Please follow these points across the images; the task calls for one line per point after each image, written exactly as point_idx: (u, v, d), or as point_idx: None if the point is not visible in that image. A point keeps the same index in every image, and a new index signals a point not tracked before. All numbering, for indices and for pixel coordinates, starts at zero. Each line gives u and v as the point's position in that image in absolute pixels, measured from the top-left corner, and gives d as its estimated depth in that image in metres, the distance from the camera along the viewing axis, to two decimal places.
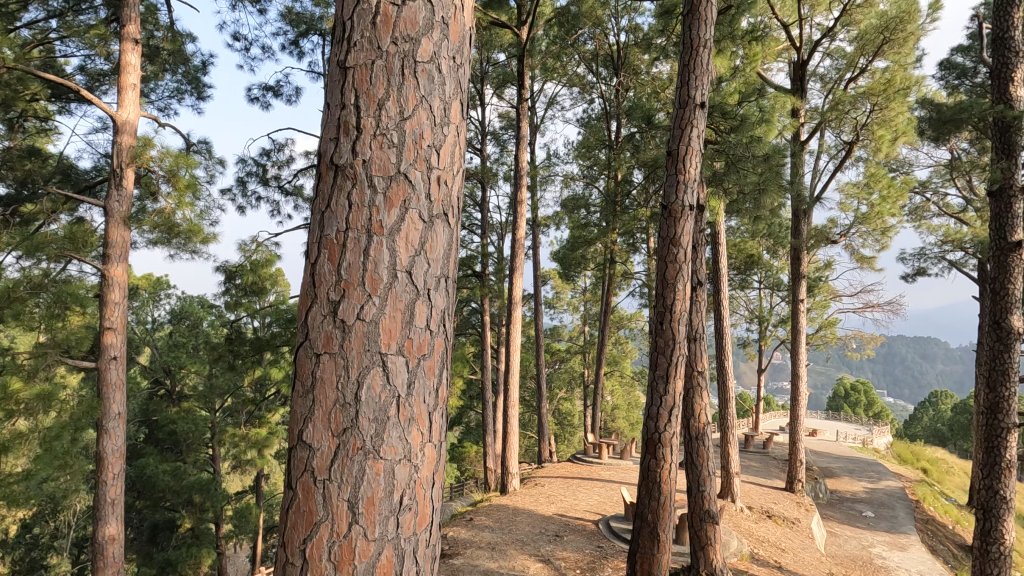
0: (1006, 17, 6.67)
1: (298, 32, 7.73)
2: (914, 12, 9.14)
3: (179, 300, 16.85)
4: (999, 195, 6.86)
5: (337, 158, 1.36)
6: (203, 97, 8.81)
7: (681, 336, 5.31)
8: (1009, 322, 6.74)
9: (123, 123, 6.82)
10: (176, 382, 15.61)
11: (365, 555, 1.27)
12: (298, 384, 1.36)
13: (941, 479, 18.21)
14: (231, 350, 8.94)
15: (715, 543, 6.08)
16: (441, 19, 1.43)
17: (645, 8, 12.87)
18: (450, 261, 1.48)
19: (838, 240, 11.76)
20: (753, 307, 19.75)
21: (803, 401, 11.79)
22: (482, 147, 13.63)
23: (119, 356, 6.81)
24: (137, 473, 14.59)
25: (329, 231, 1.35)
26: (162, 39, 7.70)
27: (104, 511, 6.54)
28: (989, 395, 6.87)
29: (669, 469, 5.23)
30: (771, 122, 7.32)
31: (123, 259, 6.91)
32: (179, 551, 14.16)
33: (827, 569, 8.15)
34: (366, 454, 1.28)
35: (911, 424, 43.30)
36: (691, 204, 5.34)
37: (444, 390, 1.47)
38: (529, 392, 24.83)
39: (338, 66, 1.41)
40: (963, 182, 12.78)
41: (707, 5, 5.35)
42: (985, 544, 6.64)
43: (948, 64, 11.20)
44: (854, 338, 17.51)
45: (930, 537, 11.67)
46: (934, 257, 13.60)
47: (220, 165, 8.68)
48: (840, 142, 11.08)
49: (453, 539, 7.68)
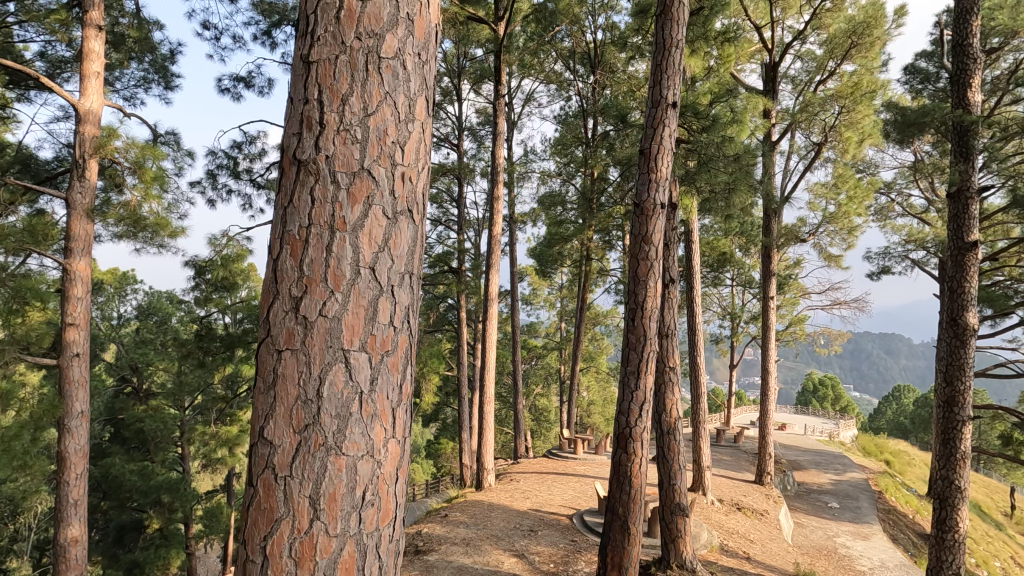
0: (965, 25, 6.86)
1: (271, 22, 7.52)
2: (881, 17, 9.41)
3: (147, 295, 16.48)
4: (957, 197, 7.14)
5: (300, 153, 1.36)
6: (172, 87, 8.54)
7: (652, 332, 5.38)
8: (965, 318, 7.03)
9: (86, 113, 6.58)
10: (143, 380, 15.17)
11: (327, 551, 1.27)
12: (260, 381, 1.36)
13: (903, 470, 18.92)
14: (201, 347, 8.75)
15: (686, 536, 6.20)
16: (406, 17, 1.43)
17: (622, 7, 12.93)
18: (415, 258, 1.48)
19: (807, 239, 12.10)
20: (726, 304, 20.28)
21: (773, 395, 12.05)
22: (458, 142, 13.62)
23: (82, 353, 6.59)
24: (102, 474, 14.12)
25: (291, 227, 1.34)
26: (128, 27, 7.50)
27: (66, 512, 6.33)
28: (946, 389, 7.14)
29: (639, 463, 5.30)
30: (743, 122, 7.33)
31: (86, 253, 6.68)
32: (146, 552, 13.78)
33: (793, 558, 8.36)
34: (328, 450, 1.28)
35: (875, 417, 44.75)
36: (662, 203, 5.42)
37: (409, 386, 1.47)
38: (507, 389, 24.96)
39: (302, 60, 1.40)
40: (925, 183, 13.20)
41: (679, 5, 5.41)
42: (941, 533, 6.85)
43: (912, 68, 11.53)
44: (823, 334, 17.98)
45: (891, 526, 12.10)
46: (898, 256, 14.05)
47: (188, 156, 8.46)
48: (809, 143, 11.39)
49: (427, 536, 7.67)
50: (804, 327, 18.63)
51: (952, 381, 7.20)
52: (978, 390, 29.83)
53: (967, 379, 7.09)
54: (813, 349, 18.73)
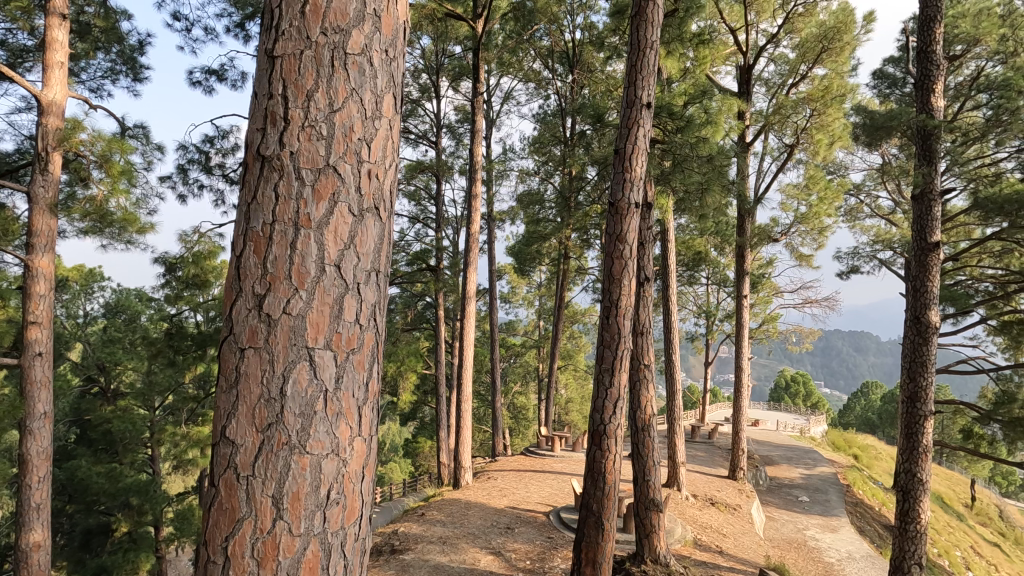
0: (929, 32, 7.07)
1: (244, 15, 7.36)
2: (850, 23, 9.63)
3: (114, 292, 16.06)
4: (921, 199, 7.37)
5: (264, 148, 1.34)
6: (141, 79, 8.31)
7: (626, 330, 5.44)
8: (928, 317, 7.26)
9: (49, 104, 6.36)
10: (112, 379, 14.75)
11: (289, 550, 1.26)
12: (222, 379, 1.34)
13: (869, 464, 19.51)
14: (171, 346, 8.55)
15: (659, 531, 6.28)
16: (373, 13, 1.42)
17: (600, 7, 13.01)
18: (382, 256, 1.48)
19: (779, 238, 12.37)
20: (701, 302, 20.58)
21: (746, 391, 12.26)
22: (437, 140, 13.55)
23: (46, 352, 6.37)
24: (68, 477, 13.67)
25: (255, 224, 1.33)
26: (94, 16, 7.27)
27: (28, 516, 6.14)
28: (910, 385, 7.34)
29: (614, 459, 5.36)
30: (717, 124, 7.48)
31: (49, 249, 6.46)
32: (114, 556, 13.27)
33: (764, 551, 8.55)
34: (291, 449, 1.27)
35: (845, 413, 45.95)
36: (637, 202, 5.47)
37: (375, 384, 1.47)
38: (485, 387, 24.94)
39: (266, 54, 1.39)
40: (892, 185, 13.57)
41: (654, 7, 5.47)
42: (904, 524, 7.07)
43: (881, 74, 11.90)
44: (794, 332, 18.40)
45: (859, 518, 12.45)
46: (867, 256, 14.39)
47: (158, 150, 8.26)
48: (782, 146, 11.65)
49: (403, 535, 7.63)
50: (777, 325, 19.05)
51: (915, 377, 7.41)
52: (941, 386, 30.91)
53: (929, 375, 7.32)
54: (785, 346, 19.13)
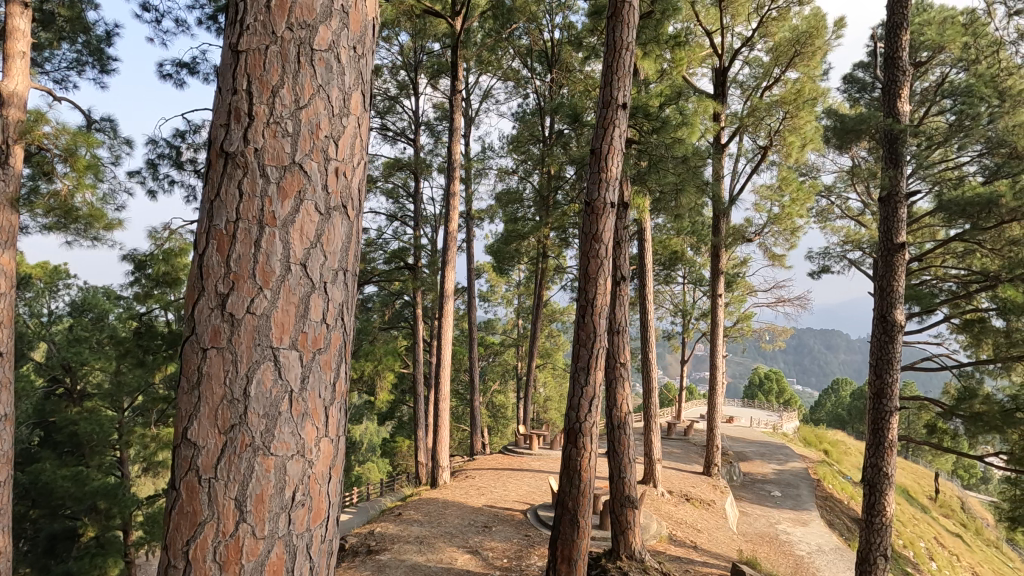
0: (896, 39, 7.24)
1: (215, 7, 7.19)
2: (821, 28, 9.84)
3: (81, 291, 15.62)
4: (887, 201, 7.57)
5: (227, 145, 1.31)
6: (108, 71, 8.08)
7: (601, 329, 5.48)
8: (894, 315, 7.46)
9: (9, 95, 6.14)
10: (78, 380, 14.30)
11: (253, 553, 1.24)
12: (184, 380, 1.31)
13: (838, 459, 20.02)
14: (140, 345, 8.32)
15: (634, 527, 6.33)
16: (341, 8, 1.40)
17: (579, 7, 13.09)
18: (350, 254, 1.46)
19: (753, 238, 12.63)
20: (677, 301, 20.86)
21: (721, 389, 12.45)
22: (415, 137, 13.47)
23: (6, 352, 6.09)
24: (31, 480, 13.18)
25: (218, 222, 1.30)
26: (58, 6, 7.05)
27: None
28: (877, 381, 7.51)
29: (589, 457, 5.40)
30: (693, 125, 7.57)
31: (9, 246, 6.13)
32: (80, 561, 12.84)
33: (737, 546, 8.70)
34: (255, 450, 1.25)
35: (816, 409, 47.00)
36: (612, 202, 5.49)
37: (342, 384, 1.45)
38: (462, 385, 24.88)
39: (230, 49, 1.36)
40: (862, 187, 13.91)
41: (629, 9, 5.52)
42: (870, 517, 7.27)
43: (851, 78, 12.20)
44: (767, 330, 18.76)
45: (828, 512, 12.78)
46: (837, 256, 14.71)
47: (126, 145, 8.03)
48: (755, 147, 11.84)
49: (380, 535, 7.57)
50: (751, 323, 19.42)
51: (881, 374, 7.58)
52: (907, 383, 31.86)
53: (895, 372, 7.51)
54: (758, 344, 19.49)
